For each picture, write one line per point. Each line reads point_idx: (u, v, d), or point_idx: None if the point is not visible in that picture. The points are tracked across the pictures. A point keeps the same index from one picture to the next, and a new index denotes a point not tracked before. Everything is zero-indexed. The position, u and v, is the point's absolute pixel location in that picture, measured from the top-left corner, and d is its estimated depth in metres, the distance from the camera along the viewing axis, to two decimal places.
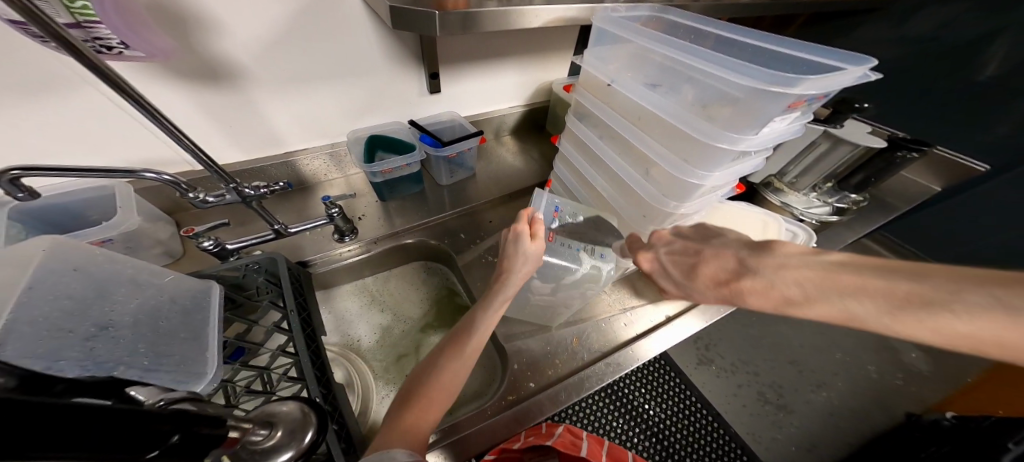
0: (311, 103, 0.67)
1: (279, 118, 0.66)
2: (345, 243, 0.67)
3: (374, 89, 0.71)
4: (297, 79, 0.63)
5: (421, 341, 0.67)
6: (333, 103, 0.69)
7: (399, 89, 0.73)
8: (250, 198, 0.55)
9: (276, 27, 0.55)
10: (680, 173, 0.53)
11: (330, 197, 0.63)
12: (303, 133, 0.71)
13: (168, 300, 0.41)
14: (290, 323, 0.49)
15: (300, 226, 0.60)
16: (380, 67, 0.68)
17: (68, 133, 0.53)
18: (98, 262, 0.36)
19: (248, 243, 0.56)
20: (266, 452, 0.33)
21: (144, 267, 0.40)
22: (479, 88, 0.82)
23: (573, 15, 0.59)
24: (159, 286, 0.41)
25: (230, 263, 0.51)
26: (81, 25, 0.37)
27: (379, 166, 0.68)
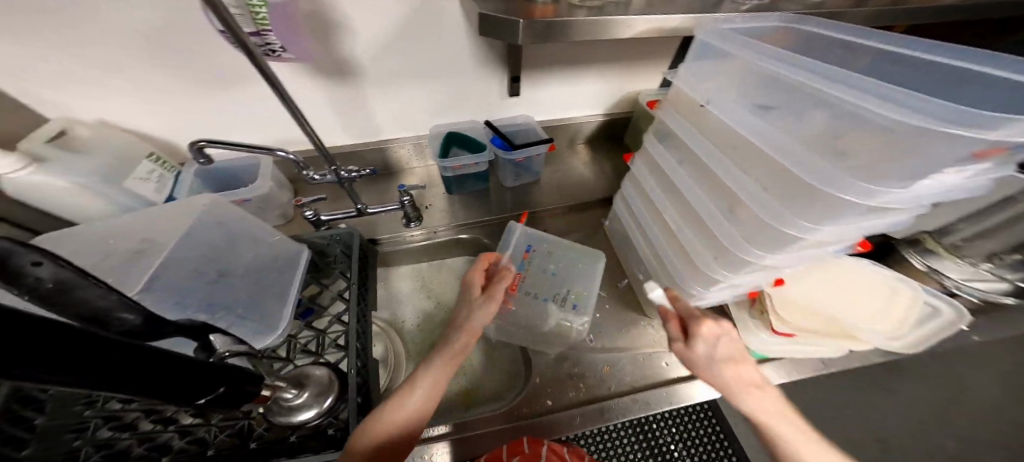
0: (406, 99, 0.74)
1: (380, 110, 0.75)
2: (411, 228, 0.74)
3: (461, 89, 0.75)
4: (395, 76, 0.70)
5: None
6: (422, 101, 0.75)
7: (483, 91, 0.76)
8: (344, 180, 0.64)
9: (387, 32, 0.63)
10: (777, 221, 0.45)
11: (405, 186, 0.71)
12: (397, 125, 0.79)
13: (273, 256, 0.53)
14: (351, 294, 0.57)
15: (378, 208, 0.69)
16: (468, 70, 0.72)
17: (230, 115, 0.68)
18: (233, 219, 0.49)
19: (337, 217, 0.66)
20: (296, 407, 0.45)
21: (262, 227, 0.52)
22: (560, 94, 0.80)
23: (673, 26, 0.54)
24: (270, 243, 0.53)
25: (321, 232, 0.62)
26: (259, 32, 0.49)
27: (451, 162, 0.73)
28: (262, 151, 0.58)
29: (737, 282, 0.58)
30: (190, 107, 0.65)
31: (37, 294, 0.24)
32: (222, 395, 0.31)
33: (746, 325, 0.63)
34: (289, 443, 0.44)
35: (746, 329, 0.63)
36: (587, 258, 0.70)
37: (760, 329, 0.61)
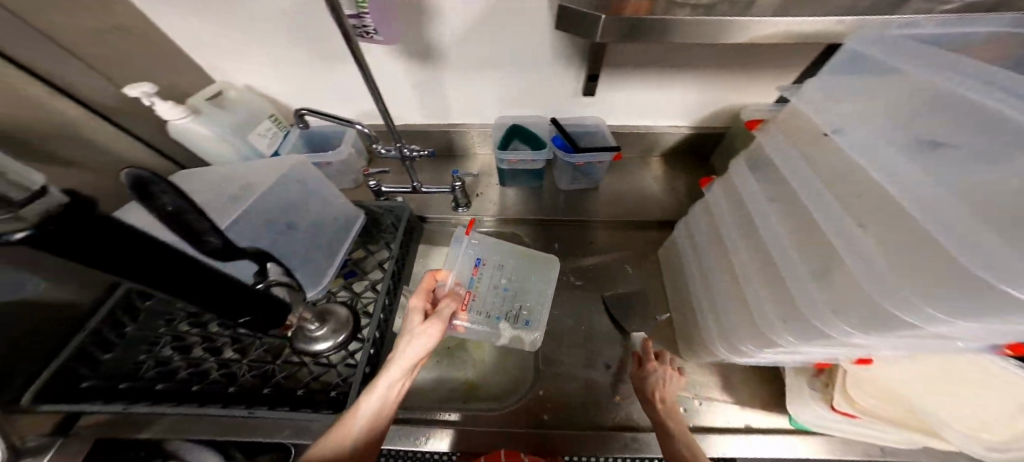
0: (479, 88, 0.75)
1: (452, 96, 0.77)
2: (458, 213, 0.77)
3: (534, 82, 0.72)
4: (471, 65, 0.71)
5: None
6: (491, 92, 0.76)
7: (558, 87, 0.73)
8: (406, 158, 0.70)
9: (471, 20, 0.62)
10: (890, 301, 0.30)
11: (459, 172, 0.73)
12: (466, 112, 0.81)
13: (333, 217, 0.61)
14: (387, 266, 0.63)
15: (431, 188, 0.73)
16: (545, 65, 0.69)
17: (324, 89, 0.77)
18: (312, 179, 0.57)
19: (396, 190, 0.72)
20: (316, 337, 0.54)
21: (332, 192, 0.60)
22: (641, 99, 0.72)
23: (806, 33, 0.41)
24: (335, 206, 0.61)
25: (381, 202, 0.68)
26: (359, 15, 0.53)
27: (508, 155, 0.72)
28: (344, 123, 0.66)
29: (805, 351, 0.45)
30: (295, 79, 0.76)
31: (156, 211, 0.33)
32: (250, 321, 0.38)
33: (798, 392, 0.55)
34: (299, 395, 0.51)
35: (800, 395, 0.55)
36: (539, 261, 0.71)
37: (815, 402, 0.53)
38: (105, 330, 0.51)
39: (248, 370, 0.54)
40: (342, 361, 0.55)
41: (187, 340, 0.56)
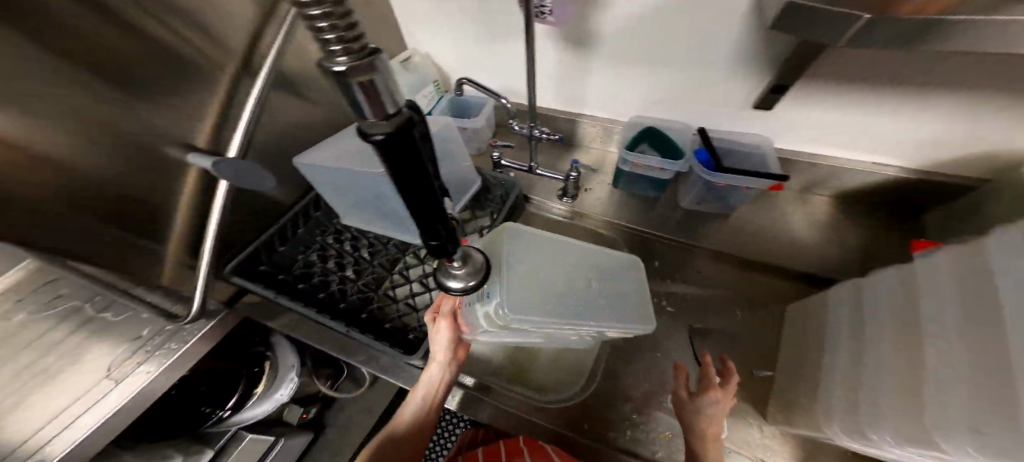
0: (624, 83, 0.70)
1: (592, 87, 0.75)
2: (561, 202, 0.78)
3: (691, 84, 0.64)
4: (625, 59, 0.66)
5: None
6: (639, 90, 0.70)
7: (721, 93, 0.63)
8: (533, 138, 0.72)
9: (647, 10, 0.57)
10: None
11: (579, 162, 0.72)
12: (600, 105, 0.77)
13: (458, 177, 0.69)
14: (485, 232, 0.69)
15: (545, 171, 0.74)
16: (716, 67, 0.60)
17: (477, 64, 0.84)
18: (453, 141, 0.66)
19: (512, 166, 0.75)
20: None
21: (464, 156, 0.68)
22: (836, 122, 0.57)
23: None
24: (462, 167, 0.69)
25: (495, 174, 0.74)
26: None
27: (634, 157, 0.67)
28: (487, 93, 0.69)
29: None
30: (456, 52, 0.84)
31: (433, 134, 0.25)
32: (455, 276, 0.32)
33: None
34: (385, 327, 0.62)
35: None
36: (621, 266, 0.56)
37: None
38: (289, 226, 0.68)
39: (354, 292, 0.66)
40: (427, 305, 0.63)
41: (327, 251, 0.70)
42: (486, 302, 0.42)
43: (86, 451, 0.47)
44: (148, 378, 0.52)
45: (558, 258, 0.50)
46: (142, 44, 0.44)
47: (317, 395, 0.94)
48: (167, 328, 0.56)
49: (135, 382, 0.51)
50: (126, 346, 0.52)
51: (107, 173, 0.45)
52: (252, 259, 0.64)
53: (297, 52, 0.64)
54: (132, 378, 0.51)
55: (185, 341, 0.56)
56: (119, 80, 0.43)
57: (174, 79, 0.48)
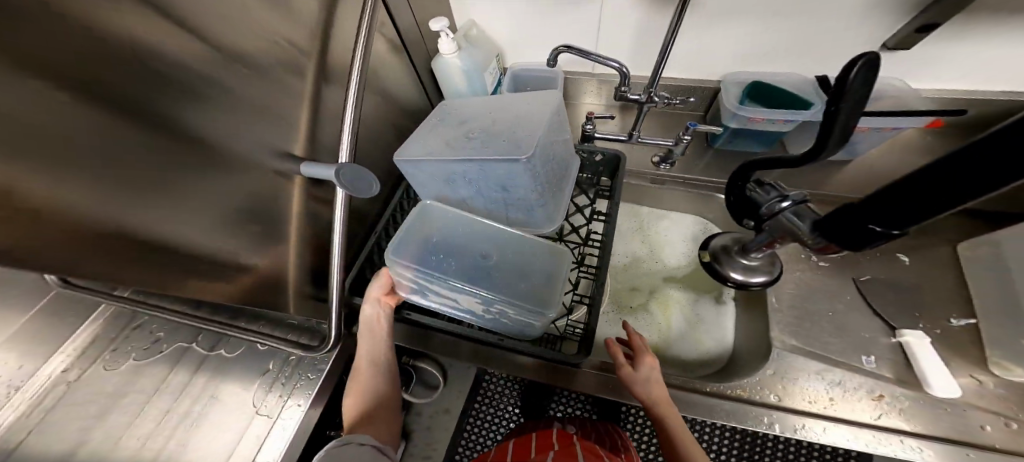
0: (722, 38, 0.64)
1: (682, 46, 0.67)
2: (660, 168, 0.75)
3: (807, 32, 0.60)
4: (738, 11, 0.59)
5: (659, 288, 0.70)
6: (742, 40, 0.64)
7: (837, 37, 0.59)
8: (648, 103, 0.61)
9: None
10: None
11: (697, 124, 0.63)
12: (688, 66, 0.70)
13: (563, 154, 0.59)
14: (607, 211, 0.63)
15: (650, 138, 0.69)
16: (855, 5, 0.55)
17: (540, 33, 0.76)
18: (556, 107, 0.55)
19: (608, 138, 0.69)
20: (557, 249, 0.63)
21: (562, 125, 0.56)
22: (965, 49, 0.57)
23: None
24: (561, 141, 0.58)
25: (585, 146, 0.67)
26: None
27: (749, 111, 0.63)
28: (596, 57, 0.56)
29: None
30: (517, 23, 0.76)
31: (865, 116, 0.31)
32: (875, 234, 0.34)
33: None
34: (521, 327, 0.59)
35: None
36: (545, 251, 0.54)
37: None
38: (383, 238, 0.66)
39: None
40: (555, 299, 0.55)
41: None
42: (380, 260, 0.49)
43: None
44: (301, 411, 0.51)
45: (456, 222, 0.57)
46: (252, 48, 0.37)
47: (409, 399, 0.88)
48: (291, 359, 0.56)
49: (289, 422, 0.50)
50: (261, 380, 0.54)
51: (233, 210, 0.40)
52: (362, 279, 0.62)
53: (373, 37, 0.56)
54: (285, 414, 0.51)
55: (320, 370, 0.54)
56: (238, 106, 0.37)
57: (279, 94, 0.42)
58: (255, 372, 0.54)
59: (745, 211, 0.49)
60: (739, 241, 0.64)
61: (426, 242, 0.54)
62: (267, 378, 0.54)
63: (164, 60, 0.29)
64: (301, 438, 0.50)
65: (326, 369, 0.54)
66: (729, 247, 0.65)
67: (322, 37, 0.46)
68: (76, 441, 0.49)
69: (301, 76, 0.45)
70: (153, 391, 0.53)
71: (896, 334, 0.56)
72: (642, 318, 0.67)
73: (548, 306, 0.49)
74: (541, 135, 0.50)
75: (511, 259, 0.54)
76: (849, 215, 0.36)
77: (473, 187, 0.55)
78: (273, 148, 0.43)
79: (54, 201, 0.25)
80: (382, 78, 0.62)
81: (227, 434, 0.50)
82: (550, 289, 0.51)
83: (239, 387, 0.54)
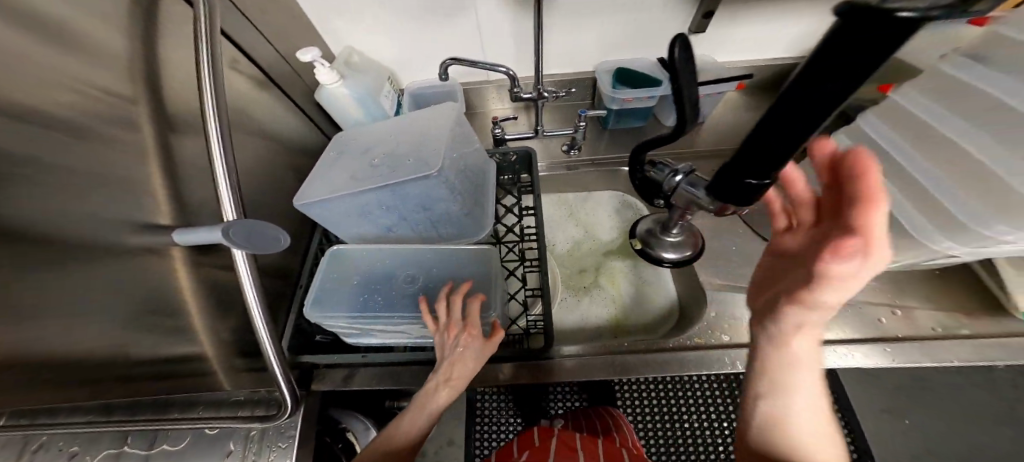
0: (583, 34, 0.71)
1: (553, 45, 0.73)
2: (570, 154, 0.81)
3: (641, 24, 0.69)
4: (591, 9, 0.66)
5: (603, 264, 0.76)
6: (603, 32, 0.71)
7: (663, 25, 0.70)
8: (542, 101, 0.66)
9: None
10: None
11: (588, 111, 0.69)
12: (562, 61, 0.77)
13: (478, 163, 0.60)
14: (534, 205, 0.66)
15: (554, 131, 0.74)
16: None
17: (424, 50, 0.76)
18: (457, 120, 0.56)
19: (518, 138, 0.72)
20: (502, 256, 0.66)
21: (468, 136, 0.58)
22: (768, 26, 0.69)
23: None
24: (474, 152, 0.59)
25: (500, 149, 0.69)
26: None
27: (622, 94, 0.72)
28: (483, 66, 0.59)
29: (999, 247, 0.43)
30: (397, 43, 0.75)
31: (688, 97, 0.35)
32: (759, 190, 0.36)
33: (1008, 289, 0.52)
34: None
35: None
36: (470, 258, 0.54)
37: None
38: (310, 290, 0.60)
39: None
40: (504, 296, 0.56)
41: None
42: (304, 313, 0.48)
43: None
44: None
45: (378, 257, 0.54)
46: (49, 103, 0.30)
47: None
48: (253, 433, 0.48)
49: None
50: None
51: (79, 301, 0.32)
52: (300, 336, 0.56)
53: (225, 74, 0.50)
54: None
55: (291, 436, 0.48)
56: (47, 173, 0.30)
57: (116, 154, 0.35)
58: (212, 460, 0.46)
59: (651, 192, 0.54)
60: (659, 222, 0.71)
61: (353, 289, 0.51)
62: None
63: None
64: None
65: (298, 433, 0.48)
66: (652, 230, 0.71)
67: (158, 81, 0.40)
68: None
69: (141, 129, 0.38)
70: None
71: None
72: (594, 296, 0.72)
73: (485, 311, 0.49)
74: (449, 149, 0.51)
75: (440, 278, 0.53)
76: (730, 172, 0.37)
77: (399, 216, 0.53)
78: (125, 216, 0.36)
79: None
80: (258, 117, 0.57)
81: None
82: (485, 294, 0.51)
83: None
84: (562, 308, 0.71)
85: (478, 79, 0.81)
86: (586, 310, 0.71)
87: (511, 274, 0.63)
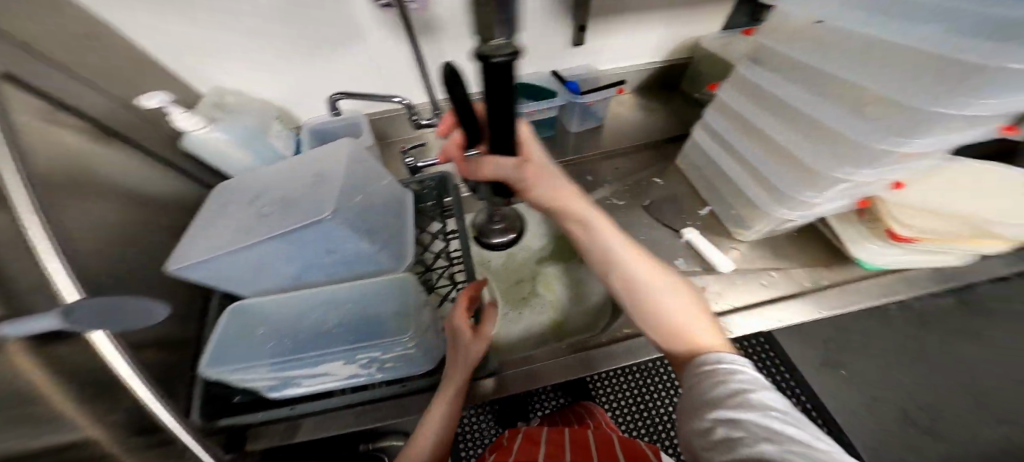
0: (479, 54, 0.76)
1: (453, 67, 0.77)
2: None
3: (529, 42, 0.76)
4: (475, 32, 0.71)
5: (537, 271, 0.79)
6: (493, 53, 0.76)
7: (549, 40, 0.77)
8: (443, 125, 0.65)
9: None
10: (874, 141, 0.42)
11: None
12: (464, 82, 0.80)
13: (389, 197, 0.59)
14: (458, 227, 0.66)
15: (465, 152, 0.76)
16: (549, 17, 0.73)
17: (318, 82, 0.73)
18: (354, 158, 0.54)
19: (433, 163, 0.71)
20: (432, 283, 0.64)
21: (371, 171, 0.56)
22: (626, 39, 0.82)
23: None
24: (382, 187, 0.58)
25: (416, 178, 0.68)
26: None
27: (526, 108, 0.77)
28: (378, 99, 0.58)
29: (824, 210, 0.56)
30: (284, 78, 0.71)
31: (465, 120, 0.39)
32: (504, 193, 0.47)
33: (854, 238, 0.64)
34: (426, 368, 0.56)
35: (852, 244, 0.64)
36: (386, 285, 0.50)
37: (869, 241, 0.62)
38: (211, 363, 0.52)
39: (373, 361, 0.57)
40: (435, 318, 0.55)
41: None
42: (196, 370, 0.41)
43: None
44: None
45: (285, 301, 0.49)
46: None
47: None
48: None
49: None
50: None
51: None
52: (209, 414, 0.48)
53: (54, 126, 0.42)
54: None
55: None
56: None
57: None
58: None
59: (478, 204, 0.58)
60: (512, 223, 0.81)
61: (261, 339, 0.46)
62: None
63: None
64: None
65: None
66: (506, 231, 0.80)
67: None
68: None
69: None
70: None
71: (681, 236, 0.74)
72: (531, 305, 0.73)
73: (403, 330, 0.46)
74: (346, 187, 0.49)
75: (363, 313, 0.49)
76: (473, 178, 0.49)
77: (306, 263, 0.49)
78: None
79: None
80: (111, 172, 0.48)
81: None
82: (404, 317, 0.47)
83: None
84: (506, 323, 0.71)
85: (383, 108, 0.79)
86: (527, 320, 0.72)
87: (443, 300, 0.62)
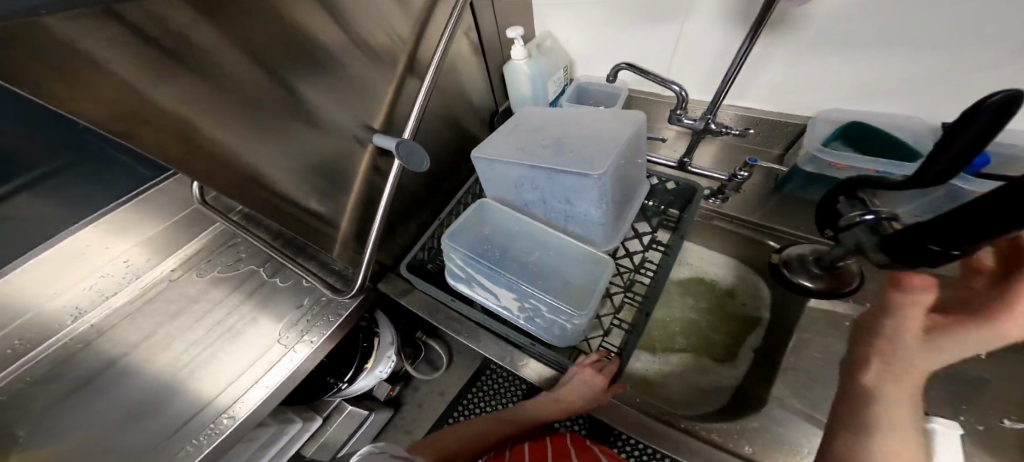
0: (820, 69, 0.61)
1: (771, 75, 0.65)
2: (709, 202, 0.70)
3: (917, 73, 0.55)
4: (841, 40, 0.56)
5: (673, 324, 0.71)
6: (848, 74, 0.59)
7: (958, 78, 0.52)
8: (708, 134, 0.58)
9: None
10: None
11: (757, 161, 0.59)
12: (767, 94, 0.68)
13: (637, 177, 0.58)
14: (667, 243, 0.60)
15: (700, 169, 0.64)
16: (998, 48, 0.48)
17: (618, 51, 0.78)
18: (637, 128, 0.53)
19: (659, 161, 0.67)
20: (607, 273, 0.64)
21: (641, 148, 0.55)
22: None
23: None
24: (637, 166, 0.57)
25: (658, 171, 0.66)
26: None
27: (829, 156, 0.56)
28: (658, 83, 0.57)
29: None
30: (593, 40, 0.79)
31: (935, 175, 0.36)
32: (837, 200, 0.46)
33: None
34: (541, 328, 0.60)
35: None
36: (586, 256, 0.55)
37: None
38: (420, 212, 0.77)
39: None
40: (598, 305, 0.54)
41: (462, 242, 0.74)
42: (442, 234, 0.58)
43: (261, 411, 0.57)
44: (311, 348, 0.61)
45: (510, 220, 0.61)
46: (336, 31, 0.46)
47: (402, 375, 1.00)
48: (319, 301, 0.67)
49: (293, 359, 0.60)
50: (291, 314, 0.65)
51: (315, 159, 0.51)
52: (395, 246, 0.72)
53: (456, 37, 0.66)
54: (297, 348, 0.61)
55: (338, 314, 0.65)
56: (330, 74, 0.48)
57: (366, 74, 0.53)
58: (289, 306, 0.66)
59: (827, 221, 0.48)
60: (819, 253, 0.62)
61: (480, 237, 0.59)
62: (296, 312, 0.65)
63: (256, 45, 0.39)
64: (302, 373, 0.60)
65: (343, 316, 0.64)
66: (805, 255, 0.63)
67: (415, 37, 0.59)
68: (151, 331, 0.62)
69: (387, 64, 0.56)
70: (218, 302, 0.67)
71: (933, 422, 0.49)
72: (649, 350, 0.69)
73: (577, 308, 0.50)
74: (618, 155, 0.50)
75: (550, 268, 0.55)
76: (831, 194, 0.48)
77: (549, 201, 0.56)
78: (349, 114, 0.54)
79: (189, 105, 0.35)
80: (460, 72, 0.72)
81: (250, 354, 0.60)
82: (583, 296, 0.51)
83: (276, 316, 0.65)
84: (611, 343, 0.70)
85: (651, 92, 0.79)
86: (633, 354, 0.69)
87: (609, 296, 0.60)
